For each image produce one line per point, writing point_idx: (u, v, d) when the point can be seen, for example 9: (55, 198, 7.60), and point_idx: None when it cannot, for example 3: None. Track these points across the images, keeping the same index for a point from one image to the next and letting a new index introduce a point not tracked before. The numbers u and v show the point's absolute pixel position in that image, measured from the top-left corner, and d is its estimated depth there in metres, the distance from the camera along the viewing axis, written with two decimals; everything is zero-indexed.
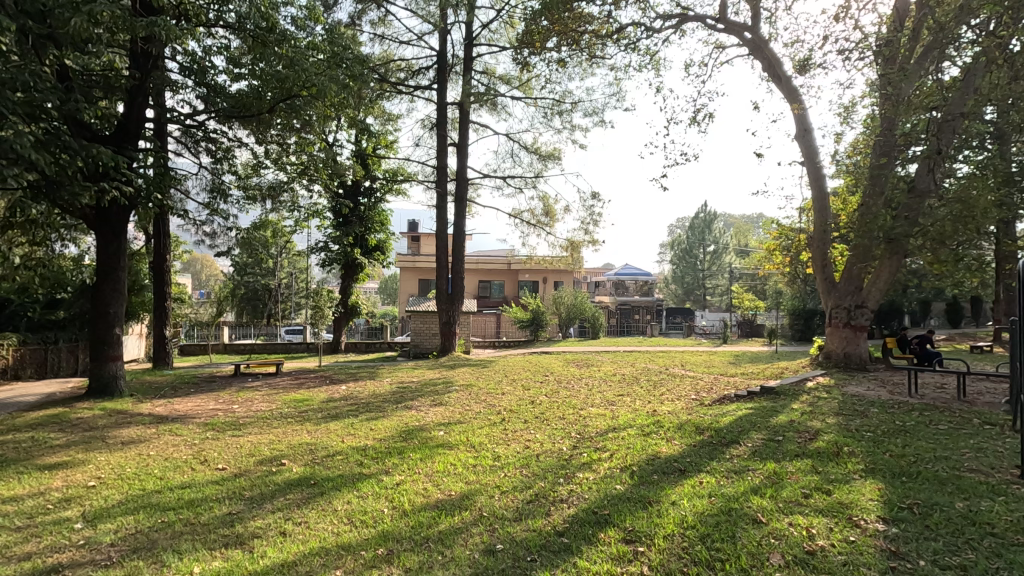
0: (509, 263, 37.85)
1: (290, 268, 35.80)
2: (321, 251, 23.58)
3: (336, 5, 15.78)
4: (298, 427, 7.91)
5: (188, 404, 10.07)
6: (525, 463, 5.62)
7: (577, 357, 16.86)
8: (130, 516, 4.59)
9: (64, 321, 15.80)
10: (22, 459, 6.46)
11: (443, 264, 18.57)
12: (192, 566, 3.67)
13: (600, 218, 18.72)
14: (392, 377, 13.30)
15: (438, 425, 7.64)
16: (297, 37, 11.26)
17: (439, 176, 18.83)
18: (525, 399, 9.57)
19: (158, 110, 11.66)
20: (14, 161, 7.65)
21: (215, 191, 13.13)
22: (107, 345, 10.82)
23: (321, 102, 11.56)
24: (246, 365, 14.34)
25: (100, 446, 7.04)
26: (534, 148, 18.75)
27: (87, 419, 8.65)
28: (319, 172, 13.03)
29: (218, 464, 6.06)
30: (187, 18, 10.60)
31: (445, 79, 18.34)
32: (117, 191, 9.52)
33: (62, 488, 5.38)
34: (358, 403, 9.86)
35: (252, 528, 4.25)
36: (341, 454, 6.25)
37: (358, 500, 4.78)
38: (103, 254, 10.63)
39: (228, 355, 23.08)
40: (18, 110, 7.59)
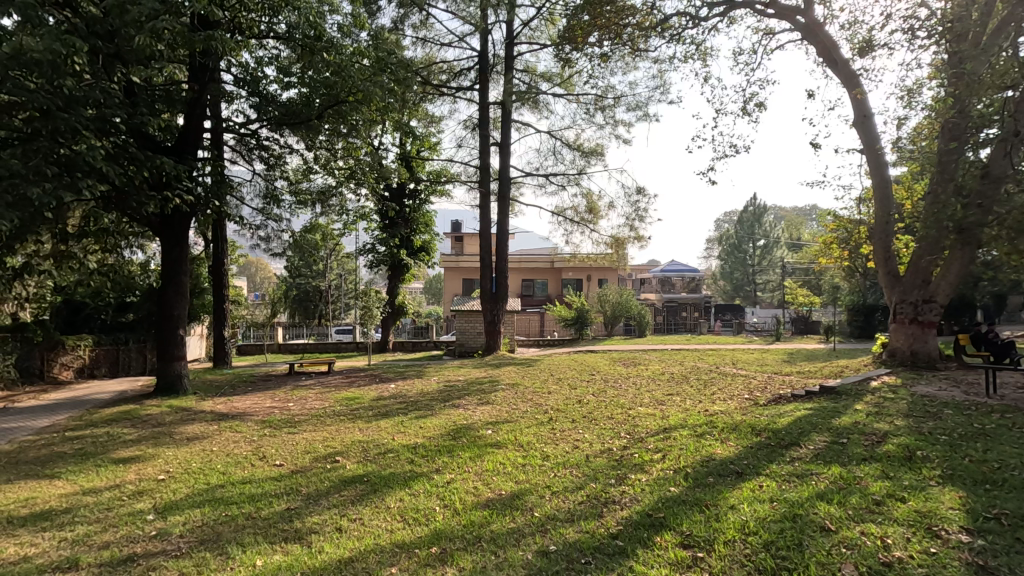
0: (552, 262, 37.69)
1: (339, 270, 36.89)
2: (369, 253, 24.19)
3: (379, 11, 16.10)
4: (349, 425, 8.10)
5: (246, 402, 10.47)
6: (576, 463, 5.57)
7: (624, 356, 16.59)
8: (197, 508, 4.81)
9: (133, 322, 16.88)
10: (99, 453, 6.88)
11: (487, 264, 18.67)
12: (255, 558, 3.81)
13: (646, 214, 18.39)
14: (440, 376, 13.42)
15: (485, 424, 7.65)
16: (343, 44, 11.47)
17: (482, 176, 18.89)
18: (572, 399, 9.49)
19: (215, 120, 12.20)
20: (86, 174, 8.21)
21: (269, 197, 13.66)
22: (172, 345, 11.38)
23: (367, 107, 11.75)
24: (300, 365, 14.81)
25: (168, 442, 7.41)
26: (576, 144, 18.60)
27: (155, 416, 9.12)
28: (366, 176, 13.31)
29: (275, 461, 6.26)
30: (240, 30, 11.05)
31: (487, 79, 18.41)
32: (179, 200, 10.05)
33: (136, 481, 5.70)
34: (407, 402, 10.00)
35: (309, 524, 4.36)
36: (392, 452, 6.36)
37: (410, 498, 4.84)
38: (167, 259, 11.21)
39: (284, 355, 23.97)
40: (90, 127, 8.11)
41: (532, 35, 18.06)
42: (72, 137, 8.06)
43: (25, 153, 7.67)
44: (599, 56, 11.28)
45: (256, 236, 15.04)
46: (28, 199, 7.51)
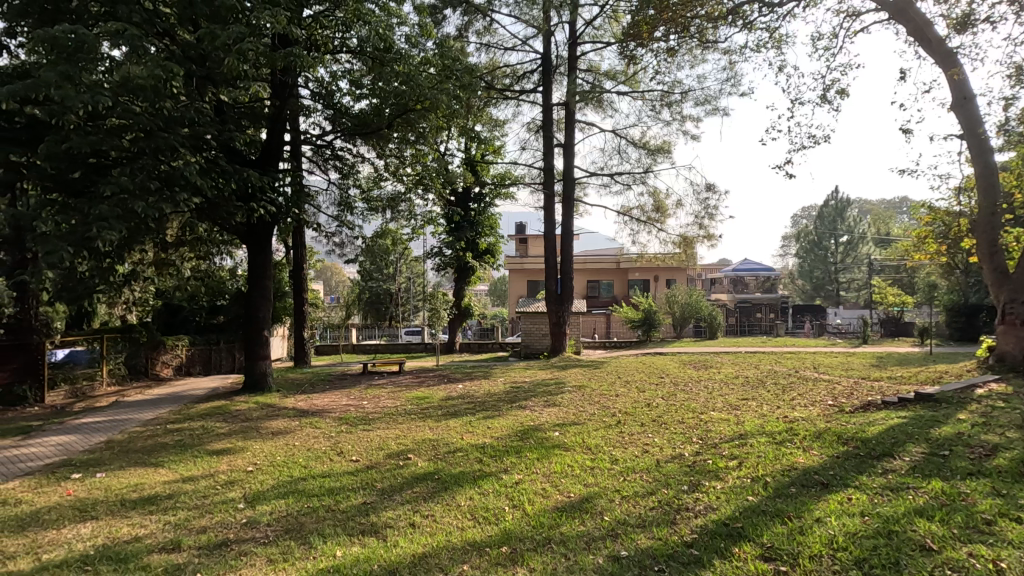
0: (618, 262, 37.07)
1: (409, 273, 38.16)
2: (436, 256, 24.80)
3: (444, 20, 16.49)
4: (421, 423, 8.34)
5: (325, 400, 11.00)
6: (645, 467, 5.44)
7: (695, 358, 16.04)
8: (282, 499, 5.11)
9: (223, 324, 18.19)
10: (196, 445, 7.49)
11: (552, 265, 18.66)
12: (335, 549, 4.00)
13: (716, 212, 17.69)
14: (506, 377, 13.53)
15: (553, 426, 7.65)
16: (411, 54, 11.84)
17: (546, 178, 18.88)
18: (641, 402, 9.27)
19: (294, 133, 12.92)
20: (183, 187, 8.94)
21: (343, 204, 14.33)
22: (257, 345, 12.16)
23: (434, 114, 12.06)
24: (373, 365, 15.40)
25: (255, 436, 7.93)
26: (642, 142, 18.22)
27: (243, 412, 9.79)
28: (434, 181, 13.67)
29: (352, 456, 6.53)
30: (317, 47, 11.65)
31: (550, 81, 18.39)
32: (263, 210, 10.74)
33: (228, 472, 6.14)
34: (475, 402, 10.15)
35: (384, 519, 4.52)
36: (461, 451, 6.48)
37: (480, 497, 4.91)
38: (252, 265, 12.00)
39: (357, 355, 25.07)
40: (186, 145, 8.84)
41: (596, 34, 17.86)
42: (171, 155, 8.81)
43: (133, 170, 8.48)
44: (665, 51, 10.97)
45: (331, 242, 15.74)
46: (134, 212, 8.29)
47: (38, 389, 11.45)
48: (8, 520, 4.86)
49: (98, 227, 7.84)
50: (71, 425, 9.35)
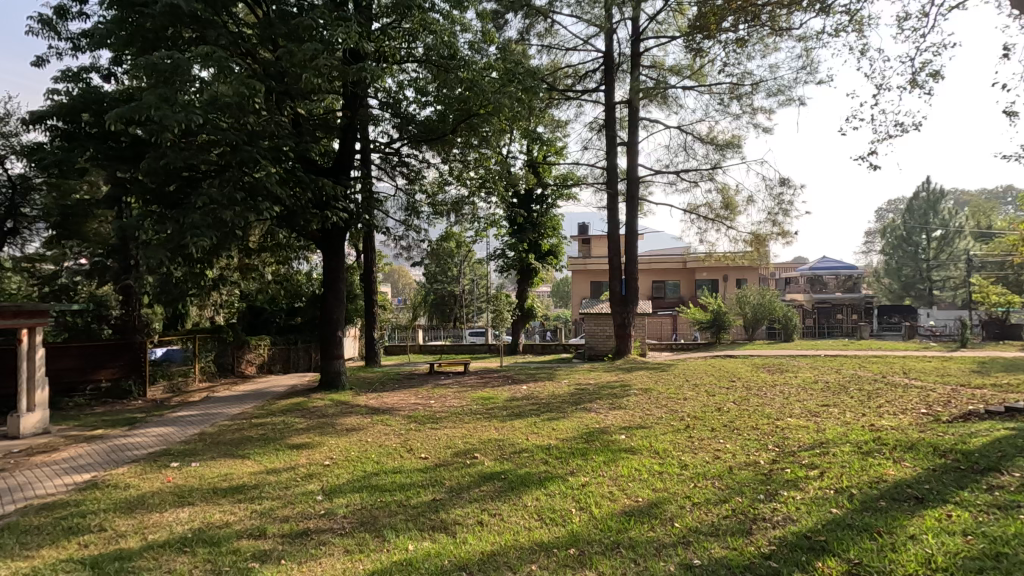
0: (685, 262, 35.98)
1: (472, 275, 38.71)
2: (499, 258, 25.07)
3: (505, 24, 16.66)
4: (486, 423, 8.45)
5: (394, 398, 11.37)
6: (717, 474, 5.25)
7: (768, 362, 15.31)
8: (357, 493, 5.34)
9: (300, 325, 19.22)
10: (278, 438, 7.96)
11: (616, 266, 18.39)
12: (407, 543, 4.13)
13: (791, 207, 16.80)
14: (570, 379, 13.47)
15: (619, 429, 7.53)
16: (474, 60, 12.05)
17: (609, 177, 18.63)
18: (710, 406, 8.95)
19: (364, 142, 13.45)
20: (265, 197, 9.54)
21: (410, 209, 14.78)
22: (332, 345, 12.75)
23: (497, 118, 12.20)
24: (439, 365, 15.77)
25: (330, 431, 8.33)
26: (710, 138, 17.59)
27: (320, 408, 10.31)
28: (497, 184, 13.81)
29: (420, 454, 6.72)
30: (385, 58, 12.07)
31: (613, 79, 18.14)
32: (336, 216, 11.27)
33: (307, 465, 6.49)
34: (539, 403, 10.17)
35: (453, 516, 4.62)
36: (527, 452, 6.50)
37: (547, 498, 4.92)
38: (327, 268, 12.61)
39: (424, 355, 25.74)
40: (267, 156, 9.44)
41: (660, 29, 17.42)
42: (254, 166, 9.43)
43: (221, 182, 9.14)
44: (735, 41, 10.55)
45: (398, 246, 15.99)
46: (222, 221, 8.94)
47: (141, 383, 12.59)
48: (118, 502, 5.36)
49: (191, 235, 8.53)
50: (169, 417, 10.20)
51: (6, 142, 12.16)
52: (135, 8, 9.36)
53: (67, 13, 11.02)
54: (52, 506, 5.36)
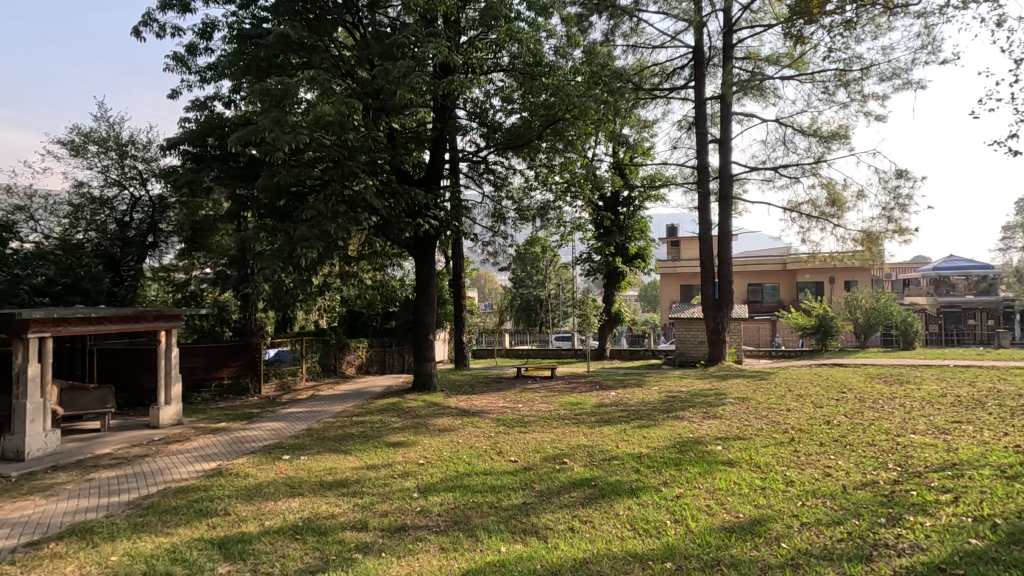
0: (785, 263, 33.68)
1: (557, 280, 38.62)
2: (585, 262, 24.86)
3: (590, 27, 16.56)
4: (574, 428, 8.38)
5: (484, 401, 11.60)
6: (827, 493, 4.85)
7: (885, 372, 13.93)
8: (450, 492, 5.50)
9: (394, 328, 20.14)
10: (376, 436, 8.39)
11: (709, 268, 17.59)
12: (499, 545, 4.19)
13: (911, 201, 15.21)
14: (660, 386, 13.02)
15: (715, 439, 7.17)
16: (559, 65, 12.05)
17: (700, 176, 17.85)
18: (818, 418, 8.28)
19: (452, 152, 13.87)
20: (364, 208, 10.15)
21: (497, 215, 15.03)
22: (425, 348, 13.25)
23: (582, 121, 12.13)
24: (526, 369, 15.87)
25: (424, 431, 8.64)
26: (812, 129, 16.36)
27: (413, 409, 10.72)
28: (582, 187, 13.75)
29: (511, 456, 6.81)
30: (472, 70, 12.38)
31: (704, 74, 17.40)
32: (428, 224, 11.72)
33: (403, 463, 6.79)
34: (629, 410, 9.93)
35: (544, 520, 4.62)
36: (617, 459, 6.37)
37: (639, 507, 4.78)
38: (419, 274, 13.14)
39: (511, 359, 26.05)
40: (365, 170, 10.07)
41: (755, 18, 16.53)
42: (353, 180, 10.06)
43: (326, 196, 9.87)
44: (841, 24, 9.73)
45: (486, 252, 16.48)
46: (327, 233, 9.65)
47: (257, 381, 13.80)
48: (240, 489, 5.91)
49: (301, 246, 9.28)
50: (281, 413, 11.07)
51: (149, 167, 13.91)
52: (251, 41, 10.34)
53: (196, 50, 12.38)
54: (186, 490, 6.01)
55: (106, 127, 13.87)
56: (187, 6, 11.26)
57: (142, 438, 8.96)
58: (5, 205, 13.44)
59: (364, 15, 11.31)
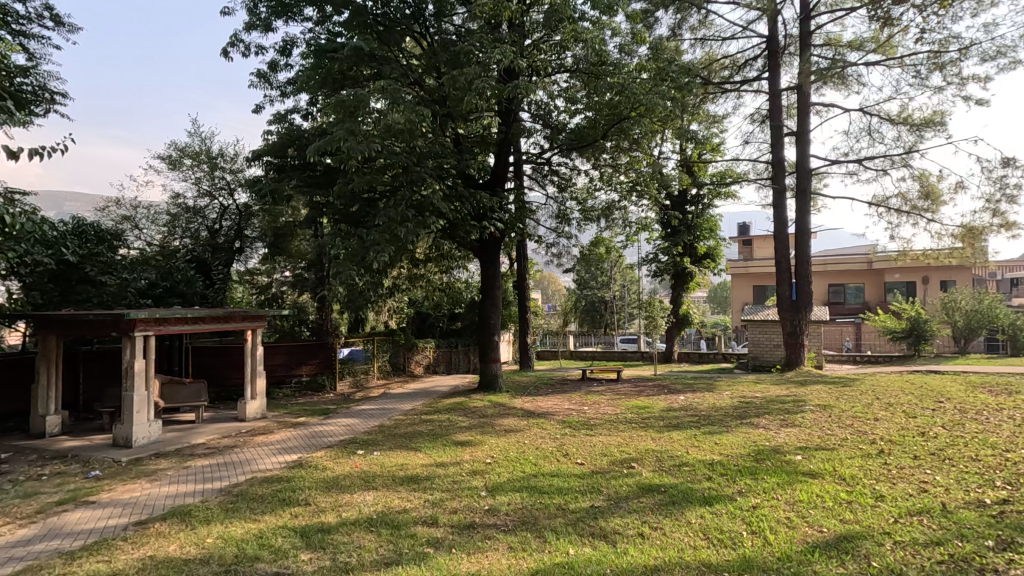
0: (871, 262, 31.41)
1: (622, 281, 37.98)
2: (651, 263, 24.32)
3: (656, 22, 16.18)
4: (642, 432, 8.22)
5: (549, 402, 11.61)
6: (923, 510, 4.49)
7: (990, 380, 12.67)
8: (518, 493, 5.53)
9: (460, 329, 20.54)
10: (445, 435, 8.60)
11: (785, 267, 16.71)
12: (567, 547, 4.17)
13: (1020, 193, 13.77)
14: (732, 391, 12.48)
15: (794, 448, 6.80)
16: (625, 63, 11.87)
17: (775, 172, 16.99)
18: (911, 429, 7.66)
19: (517, 154, 13.99)
20: (431, 212, 10.43)
21: (561, 217, 15.00)
22: (490, 349, 13.41)
23: (648, 119, 11.90)
24: (592, 371, 15.71)
25: (491, 431, 8.76)
26: (902, 117, 15.18)
27: (480, 409, 10.87)
28: (649, 186, 13.47)
29: (577, 459, 6.77)
30: (537, 72, 12.44)
31: (778, 64, 16.57)
32: (493, 227, 11.88)
33: (471, 461, 6.91)
34: (699, 415, 9.60)
35: (612, 525, 4.56)
36: (688, 466, 6.18)
37: (712, 516, 4.62)
38: (484, 276, 13.32)
39: (575, 361, 25.90)
40: (433, 175, 10.34)
41: (835, 2, 15.56)
42: (421, 185, 10.35)
43: (396, 202, 10.23)
44: (936, 1, 8.92)
45: (550, 253, 16.50)
46: (397, 236, 9.97)
47: (333, 379, 14.49)
48: (319, 482, 6.22)
49: (373, 250, 9.66)
50: (355, 410, 11.58)
51: (236, 177, 14.95)
52: (327, 55, 10.88)
53: (277, 67, 13.17)
54: (270, 480, 6.41)
55: (198, 141, 15.05)
56: (269, 26, 12.03)
57: (232, 430, 9.64)
58: (114, 216, 14.89)
59: (431, 25, 11.65)
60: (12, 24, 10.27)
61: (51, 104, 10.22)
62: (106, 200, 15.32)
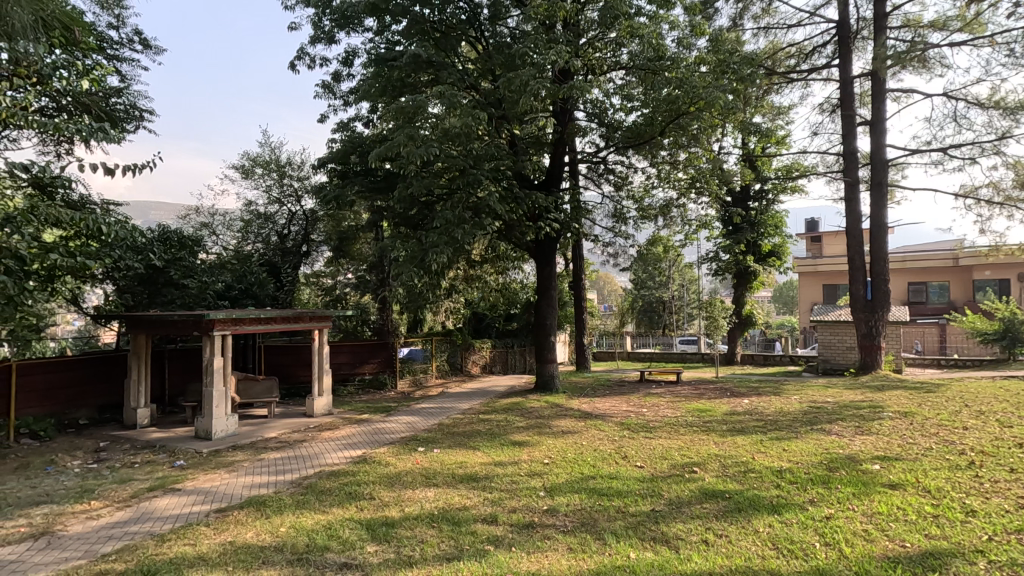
0: (957, 258, 29.10)
1: (681, 280, 37.02)
2: (712, 262, 23.59)
3: (716, 13, 15.66)
4: (704, 436, 7.99)
5: (606, 404, 11.49)
6: (1022, 528, 4.12)
7: None
8: (576, 494, 5.51)
9: (516, 330, 20.65)
10: (503, 434, 8.68)
11: (860, 265, 15.73)
12: (628, 550, 4.12)
13: None
14: (802, 395, 11.89)
15: (870, 458, 6.41)
16: (684, 57, 11.56)
17: (847, 164, 16.05)
18: (1006, 440, 7.04)
19: (572, 154, 13.92)
20: (488, 213, 10.57)
21: (618, 216, 14.80)
22: (546, 350, 13.40)
23: (708, 114, 11.53)
24: (650, 373, 15.42)
25: (548, 431, 8.77)
26: (993, 100, 13.96)
27: (536, 409, 10.88)
28: (709, 183, 13.08)
29: (637, 462, 6.66)
30: (592, 71, 12.33)
31: (850, 50, 15.65)
32: (548, 227, 11.88)
33: (529, 461, 6.94)
34: (765, 419, 9.20)
35: (674, 530, 4.46)
36: (754, 472, 5.95)
37: (782, 526, 4.42)
38: (540, 277, 13.34)
39: (633, 362, 25.54)
40: (489, 177, 10.46)
41: None
42: (477, 186, 10.49)
43: (454, 204, 10.43)
44: None
45: (607, 253, 16.31)
46: (455, 238, 10.16)
47: (394, 378, 14.92)
48: (382, 477, 6.44)
49: (432, 252, 9.89)
50: (415, 408, 11.89)
51: (303, 184, 15.69)
52: (387, 63, 11.22)
53: (340, 77, 13.71)
54: (337, 474, 6.69)
55: (268, 151, 15.88)
56: (332, 38, 12.54)
57: (301, 425, 10.12)
58: (194, 223, 15.95)
59: (486, 29, 11.81)
60: (107, 50, 11.24)
61: (140, 120, 11.09)
62: (187, 209, 16.44)
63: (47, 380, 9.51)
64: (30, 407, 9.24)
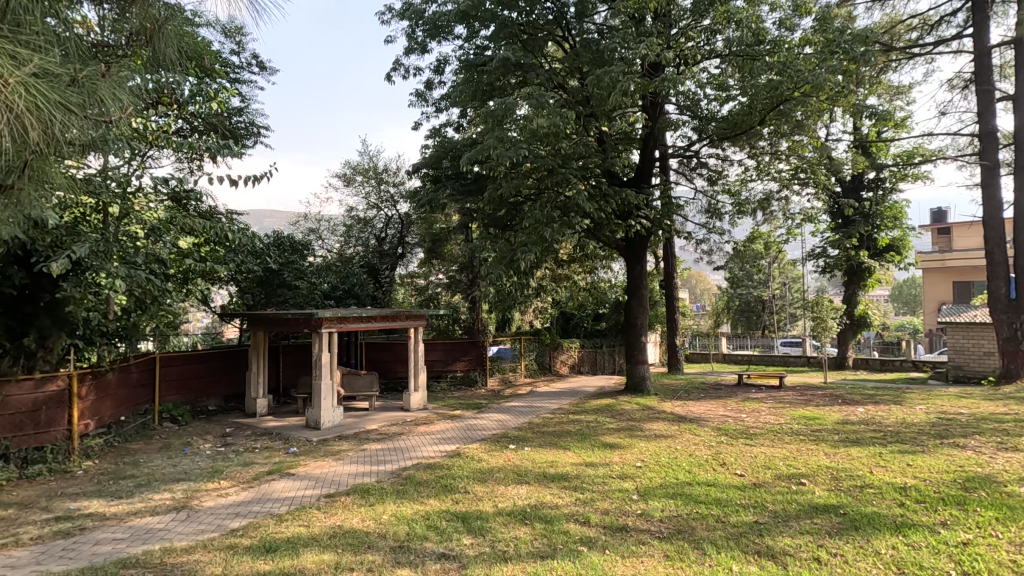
0: None
1: (783, 278, 34.66)
2: (819, 258, 21.89)
3: None
4: (812, 446, 7.42)
5: (702, 408, 11.00)
6: None
7: None
8: (670, 499, 5.33)
9: (605, 330, 20.36)
10: (593, 435, 8.58)
11: (1000, 260, 13.88)
12: (730, 563, 3.92)
13: None
14: (929, 405, 10.69)
15: (1018, 479, 5.61)
16: (787, 40, 10.79)
17: (983, 145, 14.21)
18: None
19: (662, 148, 13.49)
20: (577, 211, 10.48)
21: (712, 211, 14.14)
22: (637, 350, 13.09)
23: (815, 98, 10.66)
24: (750, 377, 14.56)
25: (639, 434, 8.56)
26: None
27: (627, 411, 10.65)
28: (815, 173, 12.14)
29: (737, 470, 6.32)
30: (684, 61, 11.85)
31: (986, 17, 13.85)
32: (638, 225, 11.59)
33: (620, 464, 6.81)
34: (884, 431, 8.36)
35: (782, 544, 4.18)
36: (872, 488, 5.44)
37: (908, 549, 4.00)
38: (630, 275, 13.03)
39: (730, 364, 24.45)
40: (578, 176, 10.38)
41: None
42: (565, 185, 10.44)
43: (543, 204, 10.45)
44: None
45: (700, 250, 15.62)
46: (544, 237, 10.20)
47: (484, 376, 15.25)
48: (475, 472, 6.60)
49: (521, 252, 9.99)
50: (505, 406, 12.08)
51: (398, 190, 16.50)
52: (477, 68, 11.49)
53: (432, 85, 14.24)
54: (433, 466, 6.96)
55: (367, 159, 16.85)
56: (425, 48, 13.05)
57: (398, 419, 10.62)
58: (303, 228, 17.29)
59: (573, 27, 11.76)
60: (231, 74, 12.50)
61: (257, 136, 12.18)
62: (297, 216, 17.85)
63: (183, 371, 10.64)
64: (171, 394, 10.41)
